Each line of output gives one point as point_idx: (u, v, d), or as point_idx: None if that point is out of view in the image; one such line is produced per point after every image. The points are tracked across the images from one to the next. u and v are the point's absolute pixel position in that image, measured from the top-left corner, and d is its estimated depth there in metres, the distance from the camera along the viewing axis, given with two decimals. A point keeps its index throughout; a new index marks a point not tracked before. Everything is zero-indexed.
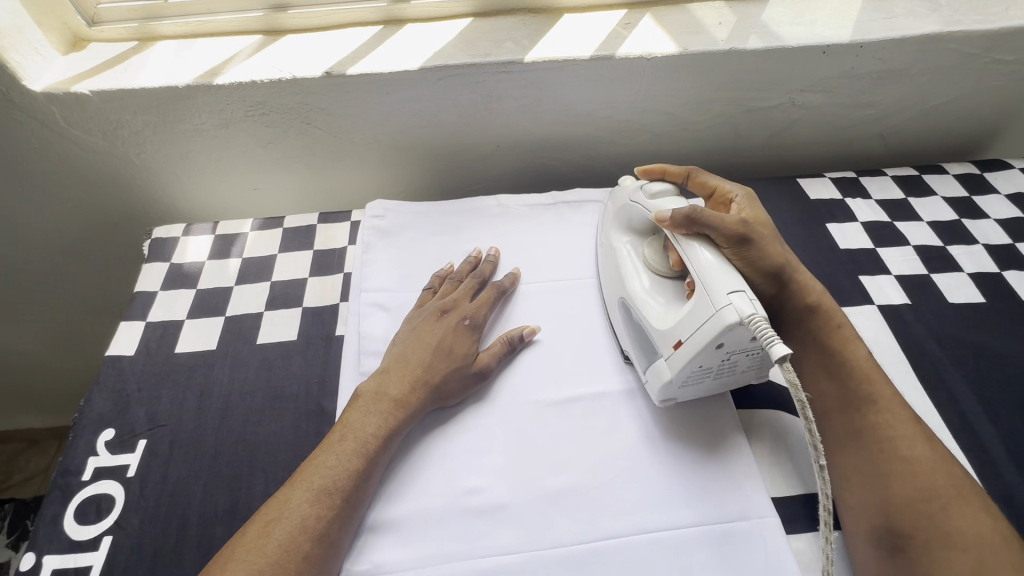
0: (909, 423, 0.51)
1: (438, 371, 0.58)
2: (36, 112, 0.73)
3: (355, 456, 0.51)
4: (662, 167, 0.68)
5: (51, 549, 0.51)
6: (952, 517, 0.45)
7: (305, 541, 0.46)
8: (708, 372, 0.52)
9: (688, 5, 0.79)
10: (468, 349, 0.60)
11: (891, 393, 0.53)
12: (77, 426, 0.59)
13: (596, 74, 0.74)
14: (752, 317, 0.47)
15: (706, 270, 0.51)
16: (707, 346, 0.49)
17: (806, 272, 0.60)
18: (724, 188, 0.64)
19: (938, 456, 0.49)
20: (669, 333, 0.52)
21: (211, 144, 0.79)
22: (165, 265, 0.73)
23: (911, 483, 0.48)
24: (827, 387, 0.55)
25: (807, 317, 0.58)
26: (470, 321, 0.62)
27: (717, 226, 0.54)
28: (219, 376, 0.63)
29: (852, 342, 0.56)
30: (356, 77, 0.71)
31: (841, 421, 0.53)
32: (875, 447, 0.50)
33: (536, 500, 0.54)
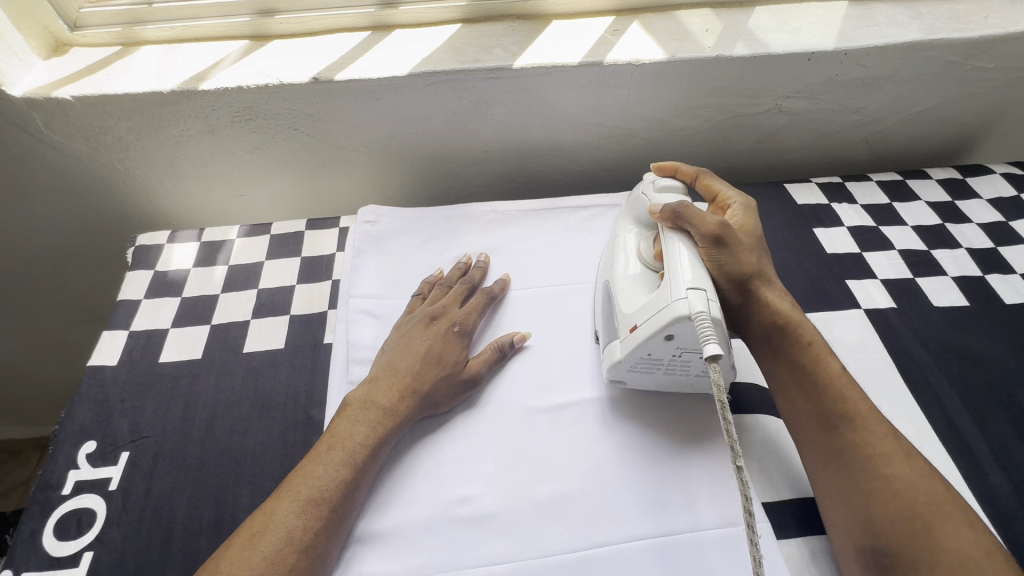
0: (887, 439, 0.50)
1: (429, 378, 0.57)
2: (18, 118, 0.72)
3: (342, 466, 0.50)
4: (675, 164, 0.69)
5: (29, 566, 0.50)
6: (936, 537, 0.45)
7: (291, 553, 0.45)
8: (657, 363, 0.54)
9: (676, 12, 0.80)
10: (458, 356, 0.60)
11: (867, 407, 0.52)
12: (57, 439, 0.58)
13: (584, 80, 0.74)
14: (699, 313, 0.48)
15: (678, 266, 0.53)
16: (657, 335, 0.51)
17: (778, 286, 0.59)
18: (725, 194, 0.66)
19: (919, 473, 0.48)
20: (628, 316, 0.54)
21: (197, 149, 0.78)
22: (150, 273, 0.72)
23: (892, 502, 0.47)
24: (802, 404, 0.54)
25: (778, 334, 0.56)
26: (461, 327, 0.61)
27: (695, 223, 0.56)
28: (204, 386, 0.62)
29: (824, 360, 0.55)
30: (344, 83, 0.71)
31: (820, 439, 0.52)
32: (857, 463, 0.49)
33: (527, 508, 0.53)
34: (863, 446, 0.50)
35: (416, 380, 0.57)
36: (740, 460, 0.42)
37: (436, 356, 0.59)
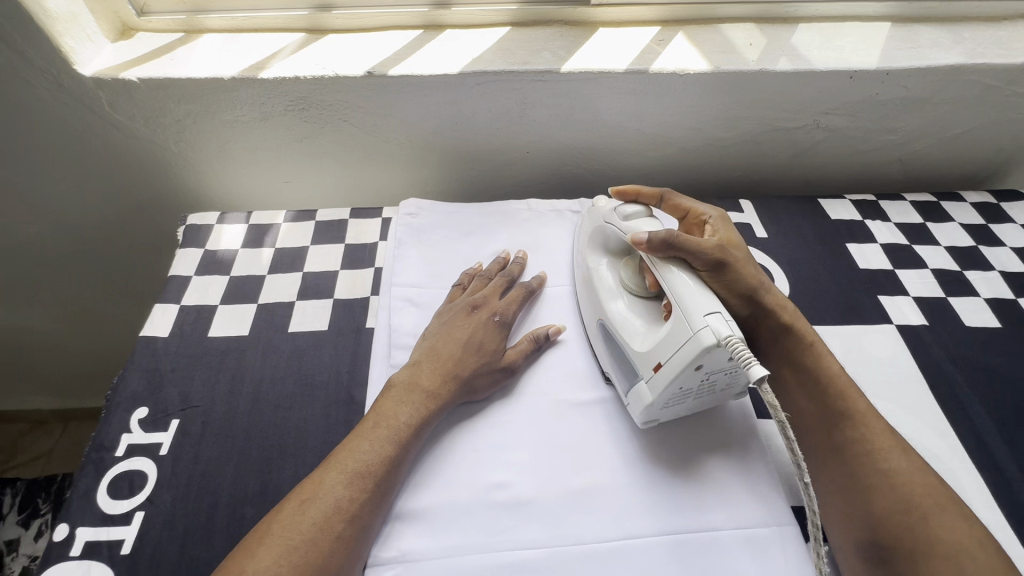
0: (887, 435, 0.52)
1: (469, 364, 0.59)
2: (85, 96, 0.75)
3: (388, 443, 0.52)
4: (636, 188, 0.68)
5: (85, 521, 0.52)
6: (933, 528, 0.46)
7: (339, 521, 0.47)
8: (688, 393, 0.54)
9: (721, 25, 0.81)
10: (497, 345, 0.61)
11: (866, 404, 0.54)
12: (111, 403, 0.60)
13: (628, 87, 0.76)
14: (728, 338, 0.47)
15: (686, 295, 0.51)
16: (687, 369, 0.49)
17: (779, 293, 0.61)
18: (697, 211, 0.67)
19: (915, 466, 0.50)
20: (649, 355, 0.53)
21: (249, 134, 0.81)
22: (200, 251, 0.74)
23: (889, 495, 0.49)
24: (805, 403, 0.56)
25: (783, 337, 0.58)
26: (499, 317, 0.63)
27: (693, 252, 0.55)
28: (251, 361, 0.64)
29: (827, 360, 0.57)
30: (396, 78, 0.73)
31: (823, 436, 0.54)
32: (859, 458, 0.51)
33: (559, 497, 0.55)
34: (864, 441, 0.52)
35: (460, 366, 0.59)
36: (808, 479, 0.44)
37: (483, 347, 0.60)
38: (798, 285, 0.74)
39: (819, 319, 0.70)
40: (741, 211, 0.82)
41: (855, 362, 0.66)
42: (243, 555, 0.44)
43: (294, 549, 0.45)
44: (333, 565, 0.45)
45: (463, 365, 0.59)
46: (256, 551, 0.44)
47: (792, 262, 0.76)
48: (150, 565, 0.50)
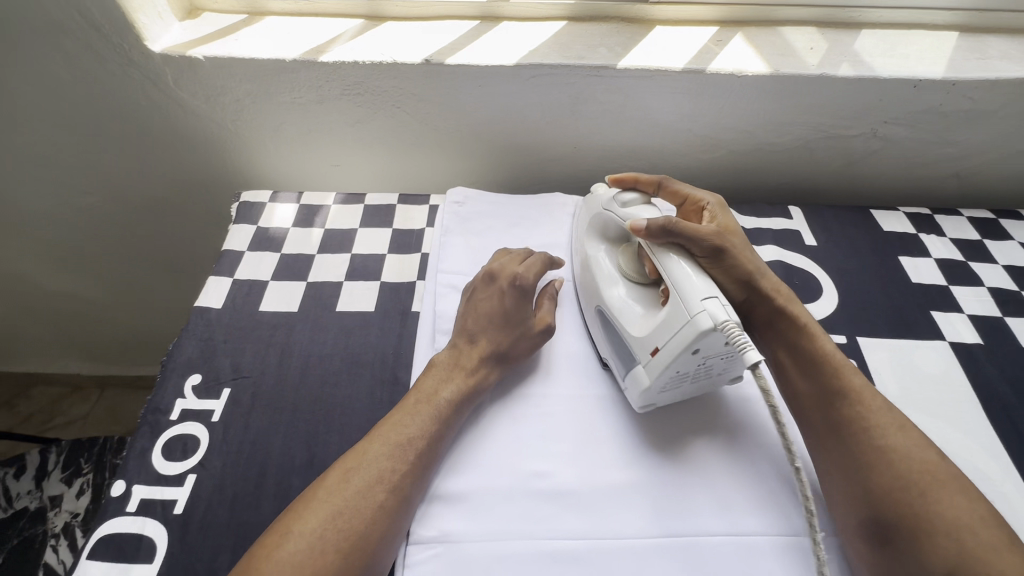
0: (883, 411, 0.53)
1: (502, 337, 0.60)
2: (152, 72, 0.78)
3: (431, 418, 0.53)
4: (635, 175, 0.69)
5: (140, 479, 0.54)
6: (931, 503, 0.47)
7: (381, 491, 0.48)
8: (684, 376, 0.54)
9: (780, 28, 0.80)
10: (527, 313, 0.62)
11: (861, 382, 0.55)
12: (166, 368, 0.62)
13: (683, 86, 0.75)
14: (725, 322, 0.48)
15: (685, 279, 0.53)
16: (684, 352, 0.50)
17: (773, 276, 0.61)
18: (696, 196, 0.67)
19: (913, 442, 0.51)
20: (646, 341, 0.55)
21: (304, 116, 0.83)
22: (253, 227, 0.76)
23: (888, 472, 0.49)
24: (803, 384, 0.56)
25: (777, 318, 0.59)
26: (519, 282, 0.63)
27: (688, 238, 0.56)
28: (300, 337, 0.65)
29: (820, 339, 0.58)
30: (453, 67, 0.74)
31: (820, 416, 0.54)
32: (854, 435, 0.52)
33: (599, 490, 0.55)
34: (859, 418, 0.52)
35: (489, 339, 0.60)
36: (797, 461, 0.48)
37: (511, 315, 0.61)
38: (847, 296, 0.73)
39: (867, 331, 0.69)
40: (791, 218, 0.81)
41: (904, 377, 0.65)
42: (290, 517, 0.46)
43: (336, 514, 0.46)
44: (373, 535, 0.46)
45: (490, 337, 0.60)
46: (302, 514, 0.46)
47: (842, 272, 0.75)
48: (200, 526, 0.52)
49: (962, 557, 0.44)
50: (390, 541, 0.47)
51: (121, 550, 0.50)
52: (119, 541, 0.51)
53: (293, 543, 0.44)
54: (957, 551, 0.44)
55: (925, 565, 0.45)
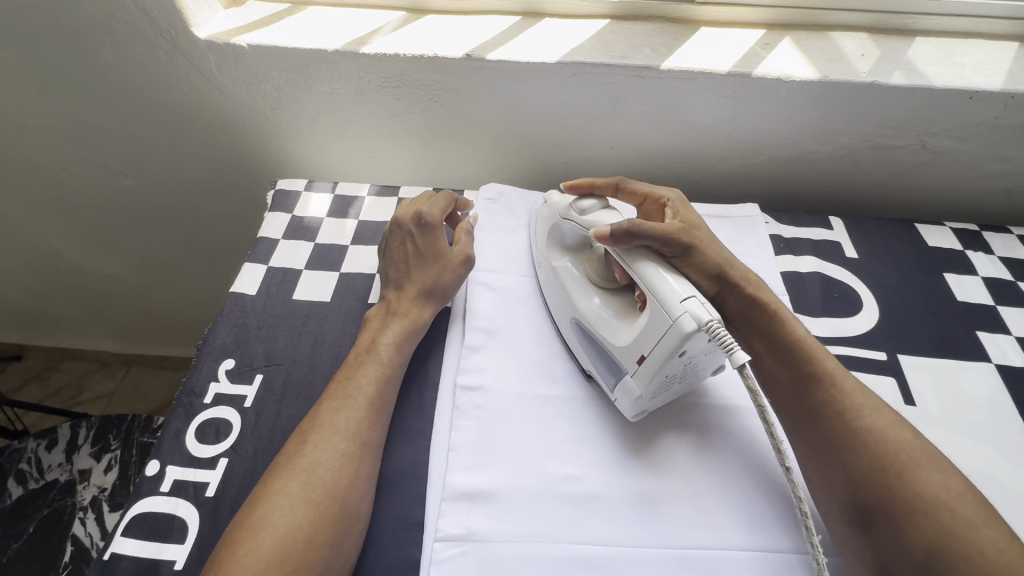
0: (857, 393, 0.53)
1: (428, 275, 0.66)
2: (196, 59, 0.79)
3: (380, 370, 0.58)
4: (591, 180, 0.70)
5: (174, 460, 0.55)
6: (909, 483, 0.48)
7: (353, 440, 0.53)
8: (672, 377, 0.54)
9: (830, 33, 0.78)
10: (442, 248, 0.67)
11: (834, 364, 0.56)
12: (201, 352, 0.63)
13: (727, 89, 0.74)
14: (709, 321, 0.48)
15: (662, 284, 0.53)
16: (672, 355, 0.50)
17: (743, 266, 0.62)
18: (656, 194, 0.69)
19: (888, 422, 0.51)
20: (631, 347, 0.54)
21: (342, 107, 0.83)
22: (288, 215, 0.77)
23: (865, 454, 0.50)
24: (777, 372, 0.57)
25: (750, 308, 0.60)
26: (423, 220, 0.67)
27: (654, 238, 0.57)
28: (332, 327, 0.66)
29: (791, 323, 0.58)
30: (493, 63, 0.73)
31: (797, 403, 0.55)
32: (832, 420, 0.52)
33: (628, 497, 0.54)
34: (835, 403, 0.53)
35: (414, 281, 0.66)
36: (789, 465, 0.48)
37: (430, 254, 0.67)
38: (888, 312, 0.70)
39: (908, 348, 0.67)
40: (831, 228, 0.79)
41: (946, 398, 0.62)
42: (277, 479, 0.50)
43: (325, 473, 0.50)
44: (344, 482, 0.50)
45: (418, 280, 0.65)
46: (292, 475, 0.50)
47: (883, 287, 0.73)
48: (231, 510, 0.52)
49: (938, 534, 0.45)
50: (362, 487, 0.52)
51: (154, 529, 0.51)
52: (153, 521, 0.52)
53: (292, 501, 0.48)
54: (936, 530, 0.45)
55: (908, 545, 0.46)
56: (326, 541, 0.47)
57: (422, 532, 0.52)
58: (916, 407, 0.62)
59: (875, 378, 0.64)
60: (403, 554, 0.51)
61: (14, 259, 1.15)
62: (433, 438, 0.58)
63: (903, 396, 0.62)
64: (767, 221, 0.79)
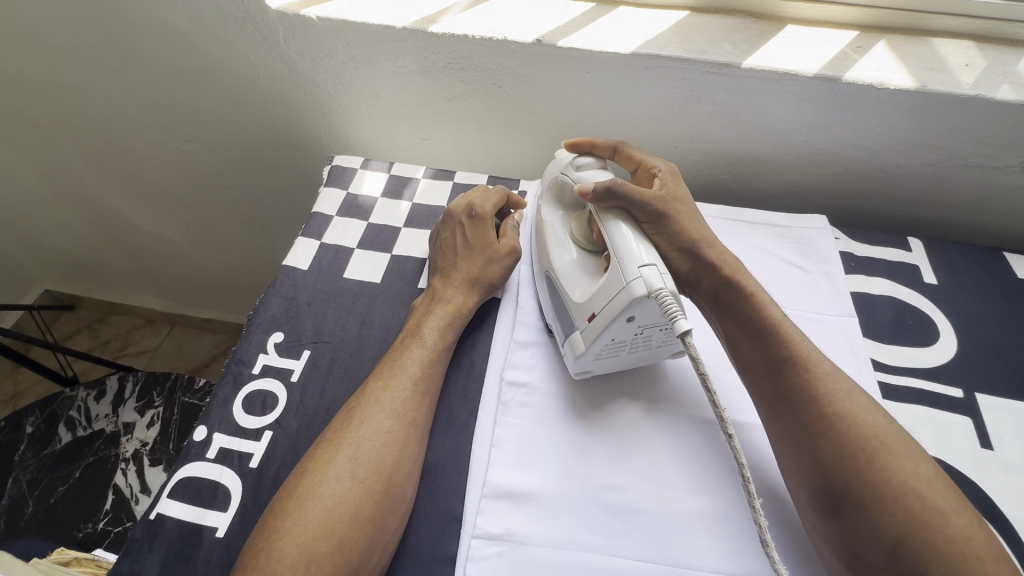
0: (830, 377, 0.51)
1: (477, 265, 0.64)
2: (265, 28, 0.78)
3: (426, 354, 0.57)
4: (591, 140, 0.70)
5: (221, 428, 0.55)
6: (878, 468, 0.45)
7: (402, 423, 0.52)
8: (621, 345, 0.54)
9: (930, 39, 0.72)
10: (491, 240, 0.66)
11: (810, 348, 0.52)
12: (252, 323, 0.63)
13: (812, 93, 0.69)
14: (658, 291, 0.48)
15: (627, 247, 0.53)
16: (618, 319, 0.51)
17: (721, 246, 0.60)
18: (650, 163, 0.66)
19: (863, 408, 0.49)
20: (584, 306, 0.55)
21: (403, 86, 0.82)
22: (343, 192, 0.77)
23: (836, 440, 0.47)
24: (751, 355, 0.54)
25: (725, 289, 0.57)
26: (475, 211, 0.66)
27: (631, 200, 0.57)
28: (381, 309, 0.65)
29: (767, 305, 0.55)
30: (565, 50, 0.70)
31: (771, 386, 0.52)
32: (803, 405, 0.49)
33: (674, 514, 0.52)
34: (810, 386, 0.50)
35: (459, 270, 0.64)
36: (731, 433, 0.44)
37: (475, 244, 0.65)
38: (968, 345, 0.65)
39: (990, 387, 0.62)
40: (909, 250, 0.73)
41: None
42: (320, 450, 0.50)
43: (370, 452, 0.50)
44: (396, 465, 0.50)
45: (462, 268, 0.64)
46: (337, 450, 0.50)
47: (964, 318, 0.67)
48: (273, 484, 0.52)
49: (906, 523, 0.43)
50: (412, 471, 0.51)
51: (199, 495, 0.52)
52: (198, 486, 0.52)
53: (330, 474, 0.48)
54: (904, 518, 0.43)
55: (876, 534, 0.43)
56: (368, 516, 0.47)
57: (459, 527, 0.51)
58: (994, 451, 0.57)
59: (953, 416, 0.59)
60: (441, 547, 0.50)
61: (77, 214, 1.19)
62: (476, 431, 0.57)
63: (980, 438, 0.58)
64: (838, 236, 0.74)
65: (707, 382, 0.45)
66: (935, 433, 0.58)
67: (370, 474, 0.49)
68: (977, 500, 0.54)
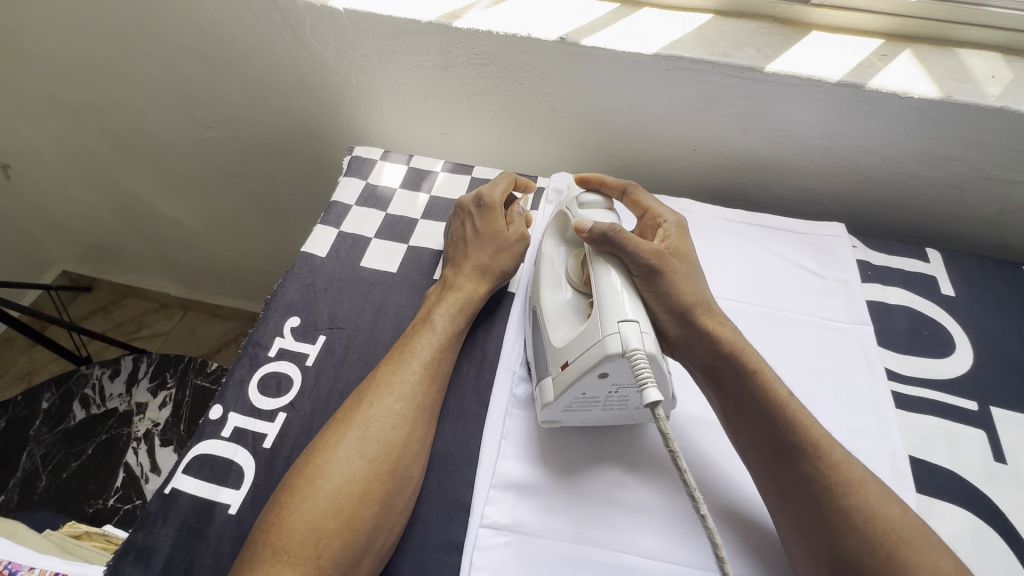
0: (844, 463, 0.50)
1: (488, 255, 0.65)
2: (293, 19, 0.79)
3: (438, 344, 0.58)
4: (601, 177, 0.67)
5: (236, 408, 0.56)
6: (899, 566, 0.44)
7: (411, 410, 0.53)
8: (593, 402, 0.52)
9: (957, 49, 0.71)
10: (501, 229, 0.66)
11: (821, 432, 0.52)
12: (269, 306, 0.64)
13: (834, 100, 0.69)
14: (634, 351, 0.47)
15: (607, 298, 0.51)
16: (589, 373, 0.49)
17: (720, 314, 0.59)
18: (656, 211, 0.65)
19: (875, 493, 0.48)
20: (560, 352, 0.53)
21: (424, 81, 0.82)
22: (362, 182, 0.78)
23: (853, 535, 0.46)
24: (755, 438, 0.53)
25: (723, 364, 0.55)
26: (484, 201, 0.66)
27: (626, 249, 0.54)
28: (396, 298, 0.66)
29: (771, 383, 0.54)
30: (588, 49, 0.71)
31: (779, 473, 0.51)
32: (815, 495, 0.48)
33: (683, 513, 0.52)
34: (823, 475, 0.49)
35: (470, 260, 0.65)
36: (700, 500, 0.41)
37: (486, 234, 0.66)
38: (984, 358, 0.65)
39: (1007, 402, 0.61)
40: (928, 261, 0.73)
41: None
42: (323, 441, 0.50)
43: (378, 441, 0.50)
44: (405, 455, 0.50)
45: (472, 258, 0.64)
46: (346, 432, 0.50)
47: (981, 331, 0.67)
48: (285, 465, 0.53)
49: None
50: (420, 460, 0.52)
51: (213, 472, 0.53)
52: (212, 463, 0.53)
53: (334, 466, 0.48)
54: None
55: None
56: (378, 500, 0.47)
57: (467, 515, 0.51)
58: (1007, 465, 0.57)
59: (971, 429, 0.59)
60: (448, 533, 0.51)
61: (99, 196, 1.21)
62: (486, 422, 0.57)
63: (993, 451, 0.57)
64: (855, 244, 0.74)
65: (677, 459, 0.43)
66: (948, 444, 0.57)
67: (379, 456, 0.49)
68: (989, 512, 0.53)
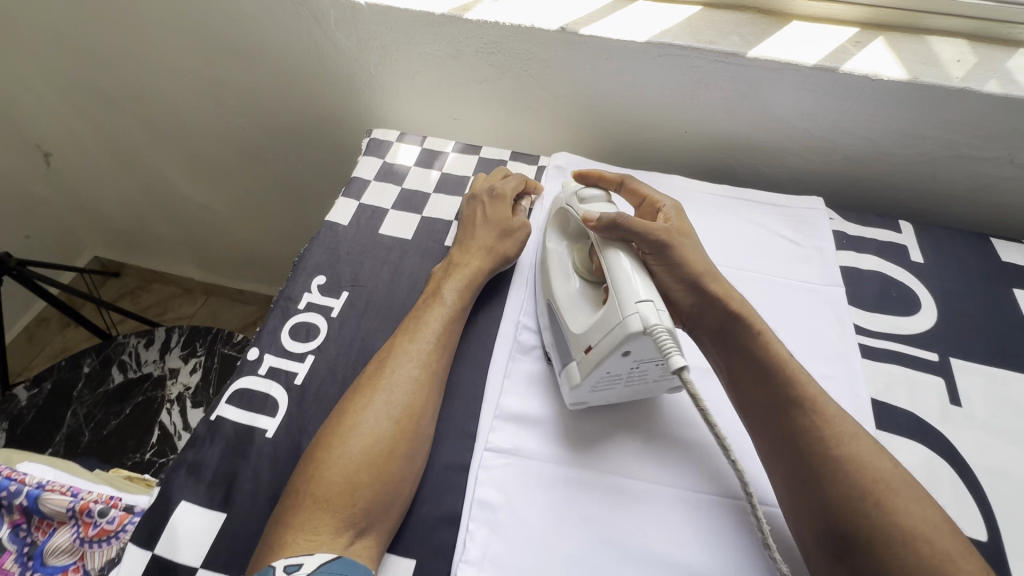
0: (839, 418, 0.54)
1: (493, 238, 0.71)
2: (318, 13, 0.87)
3: (449, 313, 0.64)
4: (599, 173, 0.74)
5: (271, 350, 0.64)
6: (886, 512, 0.48)
7: (427, 373, 0.59)
8: (617, 378, 0.56)
9: (926, 37, 0.77)
10: (506, 216, 0.73)
11: (816, 389, 0.56)
12: (298, 267, 0.72)
13: (811, 83, 0.75)
14: (654, 326, 0.51)
15: (624, 279, 0.56)
16: (615, 352, 0.53)
17: (727, 283, 0.63)
18: (654, 198, 0.71)
19: (867, 449, 0.52)
20: (582, 338, 0.57)
21: (437, 69, 0.90)
22: (379, 161, 0.85)
23: (844, 484, 0.50)
24: (759, 396, 0.57)
25: (731, 326, 0.60)
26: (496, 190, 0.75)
27: (635, 232, 0.60)
28: (411, 260, 0.74)
29: (773, 344, 0.58)
30: (586, 38, 0.78)
31: (778, 427, 0.55)
32: (808, 446, 0.52)
33: (665, 442, 0.59)
34: (816, 427, 0.53)
35: (477, 242, 0.71)
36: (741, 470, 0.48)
37: (493, 219, 0.73)
38: (947, 316, 0.70)
39: (965, 354, 0.67)
40: (899, 231, 0.79)
41: (995, 404, 0.63)
42: (355, 401, 0.57)
43: (400, 403, 0.56)
44: (422, 408, 0.57)
45: (479, 239, 0.71)
46: (372, 397, 0.56)
47: (946, 293, 0.72)
48: (315, 398, 0.61)
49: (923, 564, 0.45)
50: (434, 408, 0.58)
51: (251, 402, 0.60)
52: (250, 395, 0.61)
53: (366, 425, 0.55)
54: (916, 561, 0.45)
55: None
56: (404, 453, 0.54)
57: (473, 441, 0.59)
58: (962, 408, 0.62)
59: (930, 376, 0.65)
60: (457, 455, 0.58)
61: (134, 183, 1.31)
62: (491, 364, 0.64)
63: (950, 396, 0.63)
64: (833, 216, 0.80)
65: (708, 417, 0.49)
66: (908, 388, 0.63)
67: (404, 415, 0.56)
68: (942, 446, 0.59)
